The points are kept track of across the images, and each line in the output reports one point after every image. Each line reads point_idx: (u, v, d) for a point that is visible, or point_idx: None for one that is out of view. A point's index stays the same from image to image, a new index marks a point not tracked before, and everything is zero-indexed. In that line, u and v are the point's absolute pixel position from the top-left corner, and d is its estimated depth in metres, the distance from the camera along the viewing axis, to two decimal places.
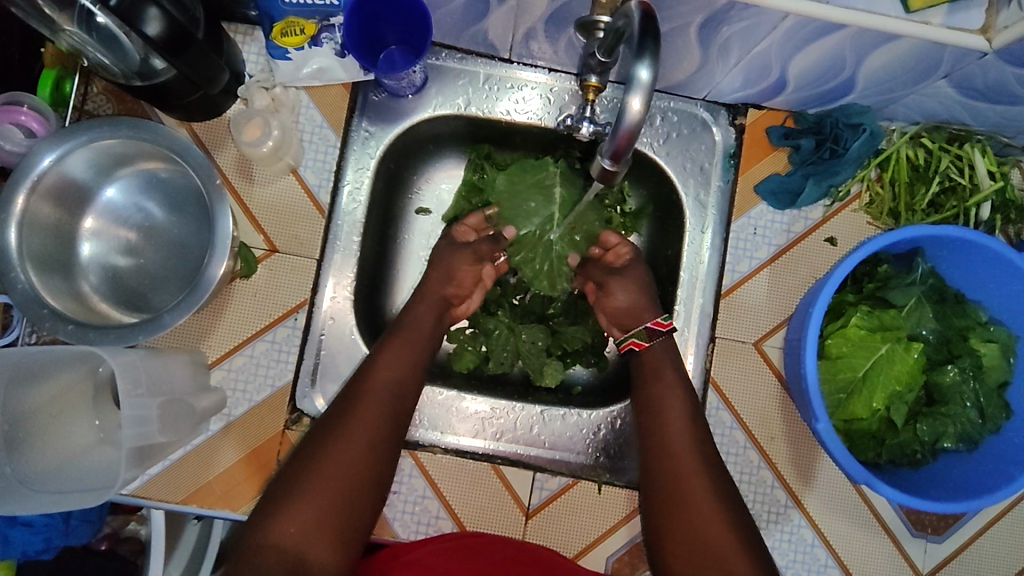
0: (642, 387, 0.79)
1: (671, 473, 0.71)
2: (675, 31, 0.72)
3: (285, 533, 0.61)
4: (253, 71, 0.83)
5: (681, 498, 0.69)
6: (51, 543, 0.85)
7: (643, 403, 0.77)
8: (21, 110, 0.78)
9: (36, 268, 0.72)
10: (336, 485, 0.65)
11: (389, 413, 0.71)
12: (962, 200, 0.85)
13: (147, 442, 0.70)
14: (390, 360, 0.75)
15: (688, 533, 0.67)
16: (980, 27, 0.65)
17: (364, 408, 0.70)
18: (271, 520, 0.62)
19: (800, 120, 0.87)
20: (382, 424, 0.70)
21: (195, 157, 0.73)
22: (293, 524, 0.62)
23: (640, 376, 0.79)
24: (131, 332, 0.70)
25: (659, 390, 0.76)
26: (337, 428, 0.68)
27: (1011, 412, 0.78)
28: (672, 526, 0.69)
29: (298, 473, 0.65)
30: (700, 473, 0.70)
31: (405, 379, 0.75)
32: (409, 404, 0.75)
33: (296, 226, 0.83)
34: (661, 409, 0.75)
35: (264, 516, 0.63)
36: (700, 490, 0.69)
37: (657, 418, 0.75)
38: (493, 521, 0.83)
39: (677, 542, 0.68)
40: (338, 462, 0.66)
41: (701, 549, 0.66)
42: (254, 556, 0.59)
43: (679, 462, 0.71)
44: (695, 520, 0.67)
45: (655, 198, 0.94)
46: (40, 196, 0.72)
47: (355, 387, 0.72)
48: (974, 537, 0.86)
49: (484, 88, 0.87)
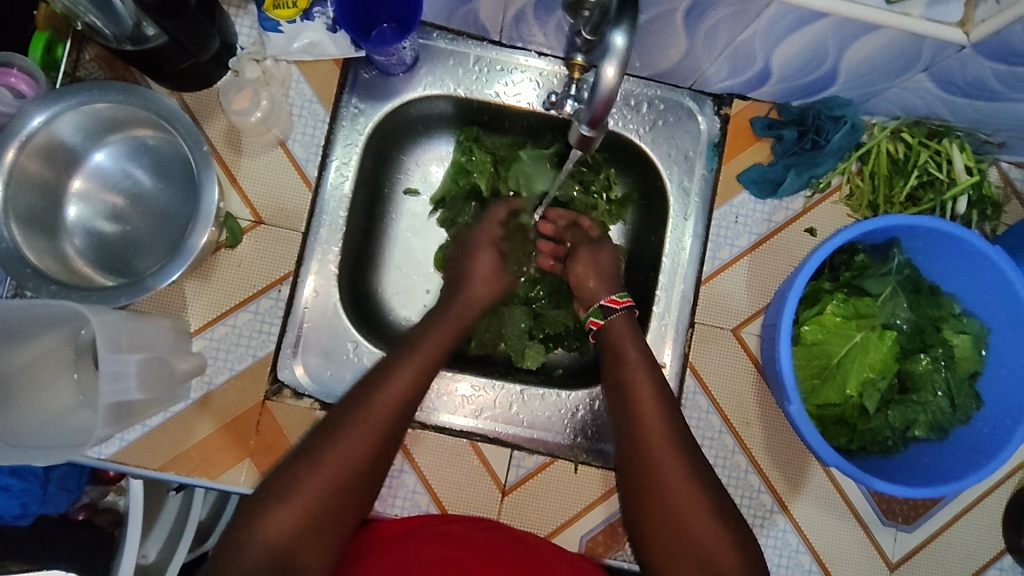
0: (612, 368, 0.78)
1: (646, 460, 0.70)
2: (661, 17, 0.73)
3: (273, 537, 0.60)
4: (244, 43, 0.84)
5: (653, 487, 0.69)
6: (28, 509, 0.86)
7: (615, 384, 0.77)
8: (11, 72, 0.79)
9: (21, 226, 0.72)
10: (333, 489, 0.63)
11: (397, 421, 0.69)
12: (940, 194, 0.87)
13: (126, 399, 0.70)
14: (409, 365, 0.73)
15: (672, 526, 0.67)
16: (957, 21, 0.66)
17: (374, 413, 0.68)
18: (262, 520, 0.60)
19: (783, 112, 0.89)
20: (390, 429, 0.68)
21: (183, 124, 0.74)
22: (284, 529, 0.60)
23: (611, 361, 0.79)
24: (113, 294, 0.71)
25: (634, 372, 0.76)
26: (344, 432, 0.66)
27: (982, 403, 0.80)
28: (651, 511, 0.69)
29: (297, 473, 0.63)
30: (675, 461, 0.70)
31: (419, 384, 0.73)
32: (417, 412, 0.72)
33: (283, 199, 0.84)
34: (630, 390, 0.75)
35: (257, 508, 0.61)
36: (680, 480, 0.69)
37: (627, 400, 0.75)
38: (470, 498, 0.84)
39: (655, 526, 0.68)
40: (341, 468, 0.64)
41: (687, 543, 0.66)
42: (242, 554, 0.59)
43: (653, 445, 0.71)
44: (672, 504, 0.68)
45: (640, 186, 0.95)
46: (28, 155, 0.73)
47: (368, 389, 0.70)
48: (942, 527, 0.88)
49: (475, 70, 0.88)
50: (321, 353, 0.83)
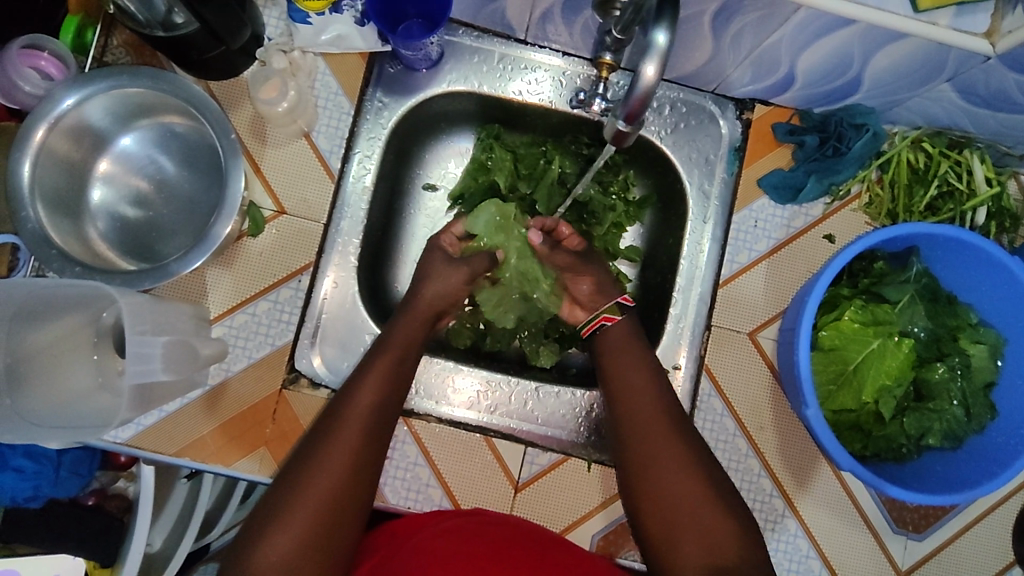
0: (608, 363, 0.78)
1: (646, 456, 0.70)
2: (689, 20, 0.73)
3: (263, 566, 0.59)
4: (272, 34, 0.85)
5: (657, 489, 0.68)
6: (39, 492, 0.85)
7: (609, 380, 0.77)
8: (42, 55, 0.79)
9: (47, 207, 0.73)
10: (313, 506, 0.62)
11: (378, 416, 0.69)
12: (959, 205, 0.87)
13: (149, 382, 0.71)
14: (375, 369, 0.72)
15: (676, 526, 0.66)
16: (984, 31, 0.67)
17: (342, 428, 0.67)
18: (249, 553, 0.60)
19: (805, 118, 0.89)
20: (369, 431, 0.67)
21: (212, 112, 0.74)
22: (271, 557, 0.59)
23: (606, 354, 0.79)
24: (137, 277, 0.72)
25: (629, 379, 0.75)
26: (320, 445, 0.65)
27: (996, 413, 0.80)
28: (655, 510, 0.68)
29: (279, 496, 0.63)
30: (676, 449, 0.70)
31: (388, 391, 0.71)
32: (395, 416, 0.71)
33: (306, 190, 0.85)
34: (628, 383, 0.75)
35: (240, 552, 0.60)
36: (682, 473, 0.68)
37: (623, 395, 0.75)
38: (482, 493, 0.84)
39: (661, 524, 0.67)
40: (321, 480, 0.63)
41: (694, 544, 0.65)
42: None
43: (654, 439, 0.71)
44: (679, 499, 0.67)
45: (659, 188, 0.96)
46: (58, 135, 0.73)
47: (338, 401, 0.69)
48: (953, 536, 0.88)
49: (499, 68, 0.88)
50: (339, 345, 0.84)
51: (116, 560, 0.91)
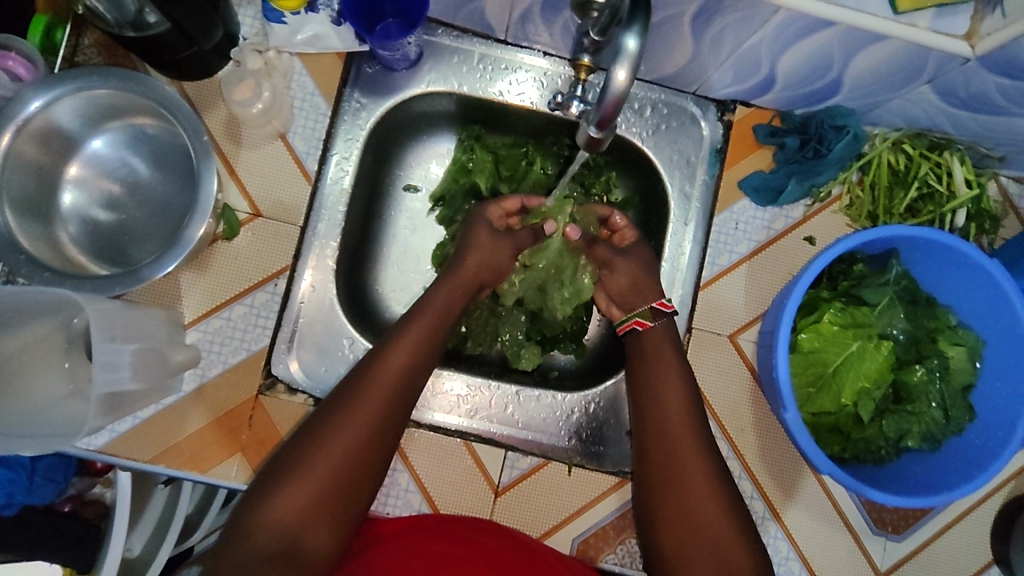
0: (638, 362, 0.79)
1: (670, 454, 0.72)
2: (669, 20, 0.73)
3: (279, 518, 0.61)
4: (247, 34, 0.83)
5: (673, 491, 0.70)
6: (14, 498, 0.85)
7: (639, 377, 0.78)
8: (9, 55, 0.78)
9: (15, 211, 0.71)
10: (334, 465, 0.64)
11: (404, 388, 0.71)
12: (939, 207, 0.88)
13: (119, 390, 0.70)
14: (406, 339, 0.74)
15: (687, 522, 0.68)
16: (964, 33, 0.67)
17: (369, 394, 0.69)
18: (266, 503, 0.62)
19: (786, 120, 0.89)
20: (396, 400, 0.70)
21: (185, 114, 0.73)
22: (287, 510, 0.62)
23: (636, 351, 0.80)
24: (108, 283, 0.70)
25: (655, 375, 0.77)
26: (344, 408, 0.68)
27: (974, 415, 0.80)
28: (669, 526, 0.69)
29: (301, 451, 0.65)
30: (694, 452, 0.71)
31: (415, 364, 0.73)
32: (419, 387, 0.73)
33: (282, 193, 0.83)
34: (654, 384, 0.76)
35: (256, 501, 0.63)
36: (699, 475, 0.70)
37: (650, 392, 0.76)
38: (462, 498, 0.83)
39: (670, 518, 0.69)
40: (343, 442, 0.65)
41: (705, 541, 0.67)
42: (248, 536, 0.60)
43: (676, 440, 0.72)
44: (691, 500, 0.69)
45: (641, 189, 0.95)
46: (25, 138, 0.72)
47: (366, 367, 0.71)
48: (932, 537, 0.88)
49: (479, 68, 0.87)
50: (316, 349, 0.82)
51: (92, 567, 0.90)
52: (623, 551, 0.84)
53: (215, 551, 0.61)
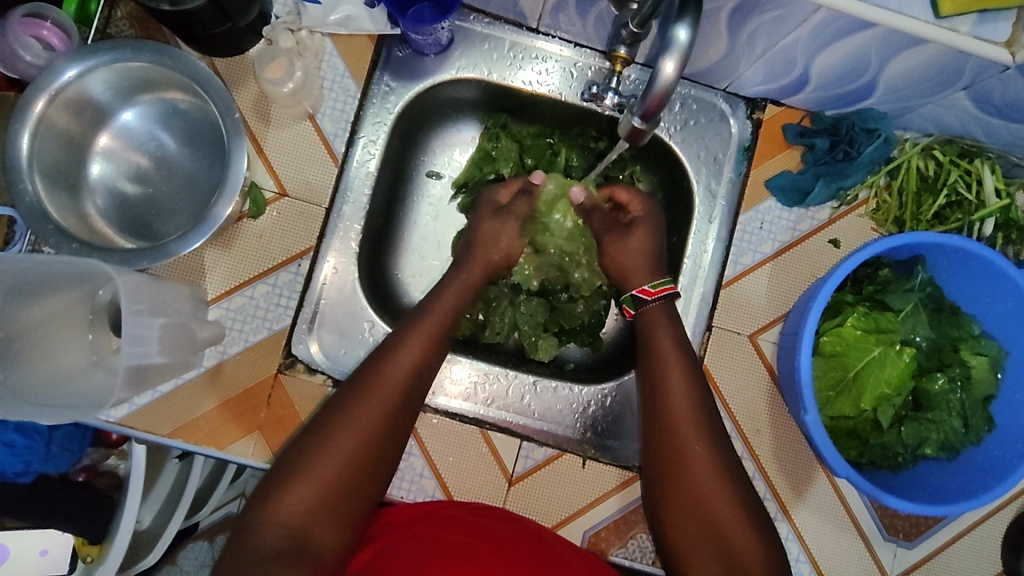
0: (645, 356, 0.78)
1: (677, 456, 0.71)
2: (706, 15, 0.72)
3: (290, 513, 0.62)
4: (280, 12, 0.83)
5: (683, 491, 0.70)
6: (30, 467, 0.84)
7: (647, 373, 0.76)
8: (44, 24, 0.77)
9: (44, 180, 0.72)
10: (344, 461, 0.65)
11: (412, 385, 0.71)
12: (967, 215, 0.87)
13: (146, 363, 0.71)
14: (414, 335, 0.74)
15: (697, 522, 0.68)
16: (1005, 40, 0.66)
17: (379, 391, 0.69)
18: (277, 498, 0.62)
19: (816, 120, 0.88)
20: (405, 397, 0.71)
21: (217, 91, 0.72)
22: (298, 505, 0.62)
23: (641, 342, 0.79)
24: (135, 256, 0.71)
25: (664, 373, 0.75)
26: (353, 404, 0.68)
27: (994, 426, 0.80)
28: (681, 529, 0.69)
29: (310, 445, 0.65)
30: (704, 452, 0.71)
31: (424, 361, 0.73)
32: (427, 384, 0.74)
33: (309, 173, 0.83)
34: (663, 380, 0.75)
35: (267, 495, 0.63)
36: (708, 476, 0.70)
37: (657, 390, 0.75)
38: (477, 485, 0.84)
39: (680, 517, 0.69)
40: (353, 437, 0.66)
41: (718, 543, 0.67)
42: (260, 531, 0.61)
43: (685, 440, 0.71)
44: (704, 499, 0.69)
45: (666, 184, 0.95)
46: (57, 107, 0.72)
47: (376, 363, 0.71)
48: (943, 546, 0.88)
49: (509, 56, 0.87)
50: (337, 331, 0.83)
51: (105, 538, 0.91)
52: (634, 545, 0.84)
53: (227, 545, 0.61)
